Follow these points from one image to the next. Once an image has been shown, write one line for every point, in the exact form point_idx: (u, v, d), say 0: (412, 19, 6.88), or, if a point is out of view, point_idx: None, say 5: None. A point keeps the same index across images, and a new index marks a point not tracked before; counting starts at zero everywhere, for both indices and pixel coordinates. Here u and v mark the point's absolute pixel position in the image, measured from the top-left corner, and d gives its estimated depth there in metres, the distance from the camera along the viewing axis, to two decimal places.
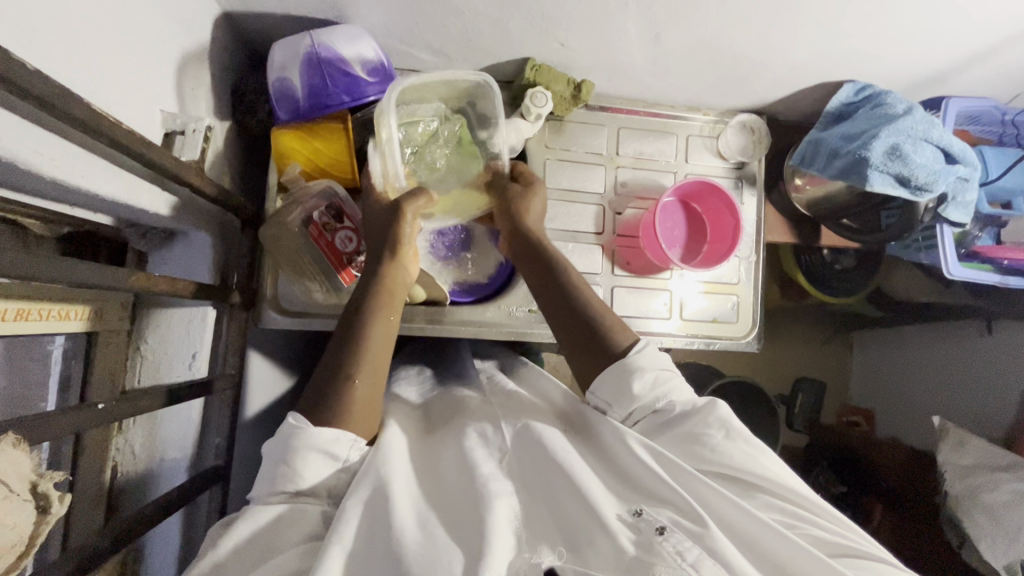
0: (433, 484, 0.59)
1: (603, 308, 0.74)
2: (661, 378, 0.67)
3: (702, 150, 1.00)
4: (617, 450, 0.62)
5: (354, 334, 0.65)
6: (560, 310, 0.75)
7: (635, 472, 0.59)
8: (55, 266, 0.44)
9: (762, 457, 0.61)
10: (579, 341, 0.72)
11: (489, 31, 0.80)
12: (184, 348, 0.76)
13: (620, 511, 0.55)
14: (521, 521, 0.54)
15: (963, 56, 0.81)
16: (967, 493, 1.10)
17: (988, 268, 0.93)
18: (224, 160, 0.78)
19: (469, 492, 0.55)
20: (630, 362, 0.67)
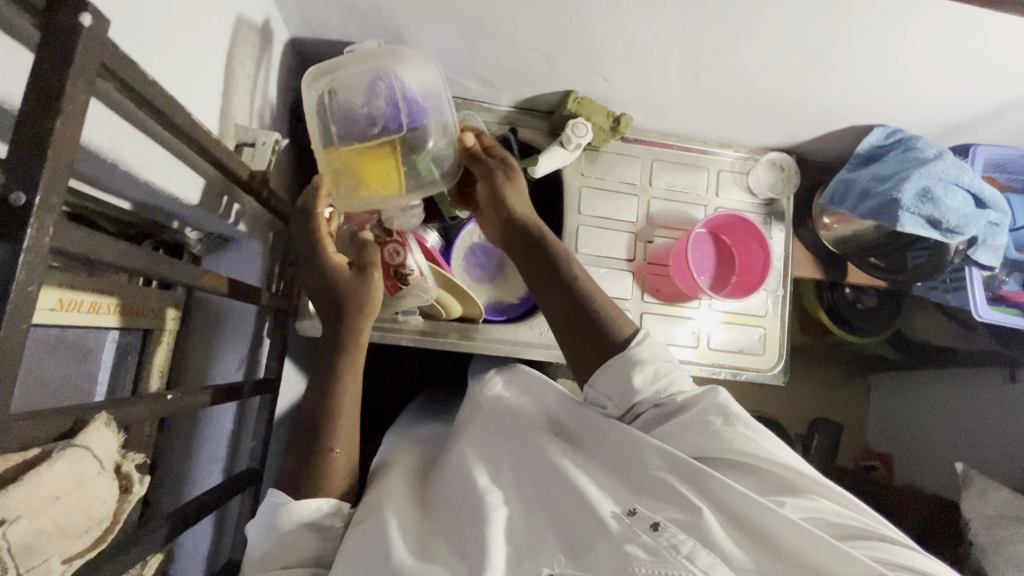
0: (431, 515, 0.61)
1: (599, 296, 0.70)
2: (661, 372, 0.64)
3: (732, 185, 1.03)
4: (620, 455, 0.61)
5: (343, 368, 0.69)
6: (556, 305, 0.70)
7: (631, 470, 0.59)
8: (169, 267, 0.49)
9: (761, 437, 0.58)
10: (576, 325, 0.69)
11: (537, 64, 0.84)
12: (235, 350, 0.79)
13: (617, 509, 0.55)
14: (521, 533, 0.56)
15: (993, 107, 0.84)
16: (991, 543, 1.09)
17: (1016, 312, 0.96)
18: (279, 173, 0.83)
19: (467, 506, 0.58)
20: (631, 353, 0.65)
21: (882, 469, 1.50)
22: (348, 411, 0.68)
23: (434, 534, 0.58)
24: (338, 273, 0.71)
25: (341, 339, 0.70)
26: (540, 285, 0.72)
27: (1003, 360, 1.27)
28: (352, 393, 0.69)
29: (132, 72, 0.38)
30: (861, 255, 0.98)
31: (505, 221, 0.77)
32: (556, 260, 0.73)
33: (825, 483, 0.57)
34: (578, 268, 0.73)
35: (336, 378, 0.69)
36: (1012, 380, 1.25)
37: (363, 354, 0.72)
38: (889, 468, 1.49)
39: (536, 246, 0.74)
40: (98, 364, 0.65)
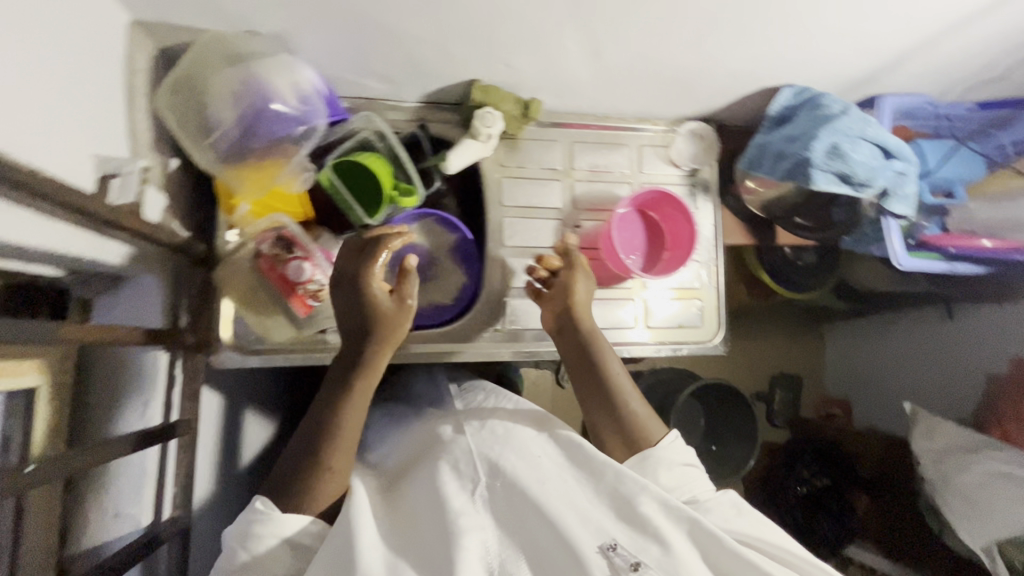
0: (411, 531, 0.60)
1: (638, 403, 0.75)
2: (686, 474, 0.69)
3: (654, 159, 1.01)
4: (606, 484, 0.62)
5: (354, 389, 0.69)
6: (596, 398, 0.76)
7: (616, 500, 0.61)
8: (10, 329, 0.44)
9: (772, 533, 0.63)
10: (608, 421, 0.74)
11: (432, 56, 0.80)
12: (138, 396, 0.73)
13: (597, 544, 0.56)
14: (495, 553, 0.57)
15: (892, 56, 0.84)
16: (940, 477, 1.18)
17: (937, 257, 1.00)
18: (170, 200, 0.77)
19: (442, 531, 0.57)
20: (663, 459, 0.69)
21: (842, 416, 1.54)
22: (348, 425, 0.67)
23: (415, 541, 0.59)
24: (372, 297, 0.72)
25: (356, 360, 0.71)
26: (586, 376, 0.78)
27: (943, 300, 1.36)
28: (354, 415, 0.68)
29: None
30: (788, 216, 0.98)
31: (563, 315, 0.82)
32: (607, 360, 0.78)
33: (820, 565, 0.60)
34: (623, 372, 0.78)
35: (339, 397, 0.69)
36: (951, 317, 1.35)
37: (377, 375, 0.72)
38: (848, 414, 1.54)
39: (585, 341, 0.80)
40: None
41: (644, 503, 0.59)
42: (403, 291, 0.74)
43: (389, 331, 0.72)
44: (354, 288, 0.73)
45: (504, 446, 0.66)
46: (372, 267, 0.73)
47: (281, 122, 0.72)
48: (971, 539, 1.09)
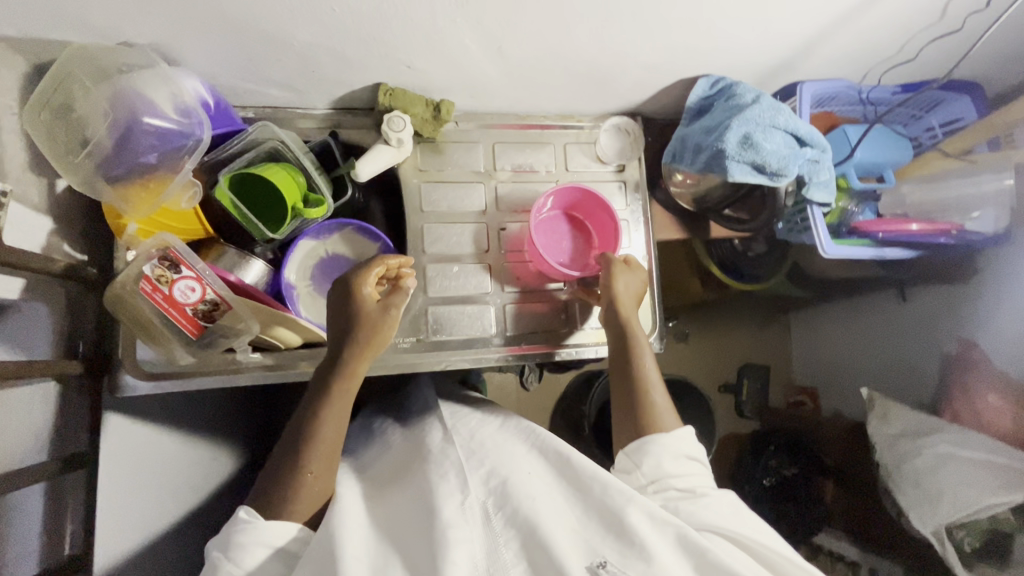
0: (400, 546, 0.57)
1: (655, 390, 0.75)
2: (684, 472, 0.68)
3: (580, 156, 0.99)
4: (596, 498, 0.60)
5: (333, 396, 0.68)
6: (622, 381, 0.77)
7: (607, 514, 0.58)
8: None
9: (765, 537, 0.62)
10: (625, 403, 0.75)
11: (328, 61, 0.77)
12: (31, 429, 0.67)
13: (586, 564, 0.54)
14: (483, 568, 0.53)
15: (802, 41, 0.82)
16: (894, 462, 1.16)
17: (864, 242, 0.97)
18: (59, 225, 0.73)
19: (428, 541, 0.54)
20: (666, 443, 0.69)
21: (810, 403, 1.51)
22: (329, 430, 0.66)
23: (399, 552, 0.56)
24: (364, 299, 0.73)
25: (341, 363, 0.70)
26: (618, 360, 0.79)
27: (896, 281, 1.35)
28: (335, 420, 0.67)
29: None
30: (717, 207, 0.96)
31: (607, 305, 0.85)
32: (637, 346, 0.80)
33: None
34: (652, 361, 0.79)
35: (324, 402, 0.67)
36: (905, 299, 1.33)
37: (356, 381, 0.70)
38: (816, 401, 1.50)
39: (619, 327, 0.82)
40: None
41: (639, 517, 0.57)
42: (392, 302, 0.74)
43: (368, 330, 0.71)
44: (346, 289, 0.75)
45: (494, 460, 0.64)
46: (358, 275, 0.75)
47: (169, 137, 0.70)
48: (921, 523, 1.08)
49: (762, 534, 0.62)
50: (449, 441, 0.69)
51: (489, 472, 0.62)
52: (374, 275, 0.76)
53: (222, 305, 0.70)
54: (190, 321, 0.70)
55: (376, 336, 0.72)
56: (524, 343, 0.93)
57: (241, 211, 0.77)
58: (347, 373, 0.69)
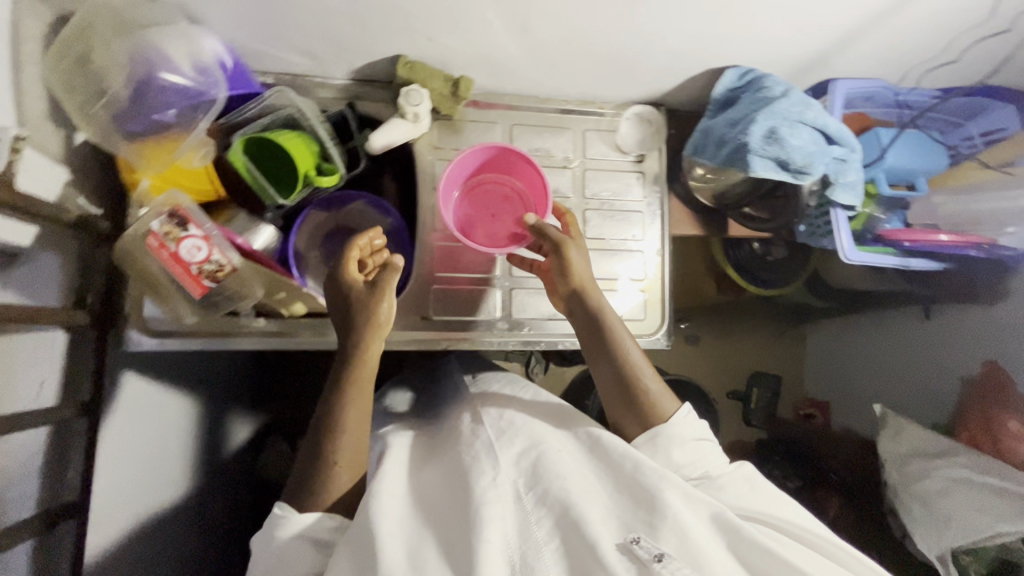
0: (438, 520, 0.58)
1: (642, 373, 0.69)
2: (699, 448, 0.66)
3: (598, 143, 0.97)
4: (627, 477, 0.59)
5: (345, 382, 0.66)
6: (604, 377, 0.71)
7: (637, 491, 0.58)
8: None
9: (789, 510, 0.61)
10: (615, 398, 0.70)
11: (348, 29, 0.76)
12: (34, 375, 0.67)
13: (619, 539, 0.53)
14: (517, 545, 0.53)
15: (839, 35, 0.79)
16: (904, 482, 1.12)
17: (889, 251, 0.93)
18: (75, 178, 0.74)
19: (464, 516, 0.55)
20: (667, 429, 0.66)
21: (819, 417, 1.48)
22: (353, 424, 0.64)
23: (430, 530, 0.56)
24: (352, 283, 0.71)
25: (349, 352, 0.68)
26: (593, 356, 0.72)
27: (919, 298, 1.29)
28: (358, 408, 0.65)
29: None
30: (736, 204, 0.94)
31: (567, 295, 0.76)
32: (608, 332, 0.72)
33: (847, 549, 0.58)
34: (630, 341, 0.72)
35: (344, 393, 0.66)
36: (928, 317, 1.27)
37: (374, 363, 0.68)
38: (825, 415, 1.47)
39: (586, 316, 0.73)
40: None
41: (670, 493, 0.56)
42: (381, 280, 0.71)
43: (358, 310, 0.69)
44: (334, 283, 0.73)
45: (526, 438, 0.64)
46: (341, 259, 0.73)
47: (187, 93, 0.70)
48: (926, 546, 1.03)
49: (786, 509, 0.62)
50: (478, 422, 0.69)
51: (520, 451, 0.63)
52: (355, 262, 0.74)
53: (225, 263, 0.68)
54: (196, 281, 0.68)
55: (372, 322, 0.69)
56: (528, 329, 0.92)
57: (253, 173, 0.77)
58: (360, 358, 0.68)
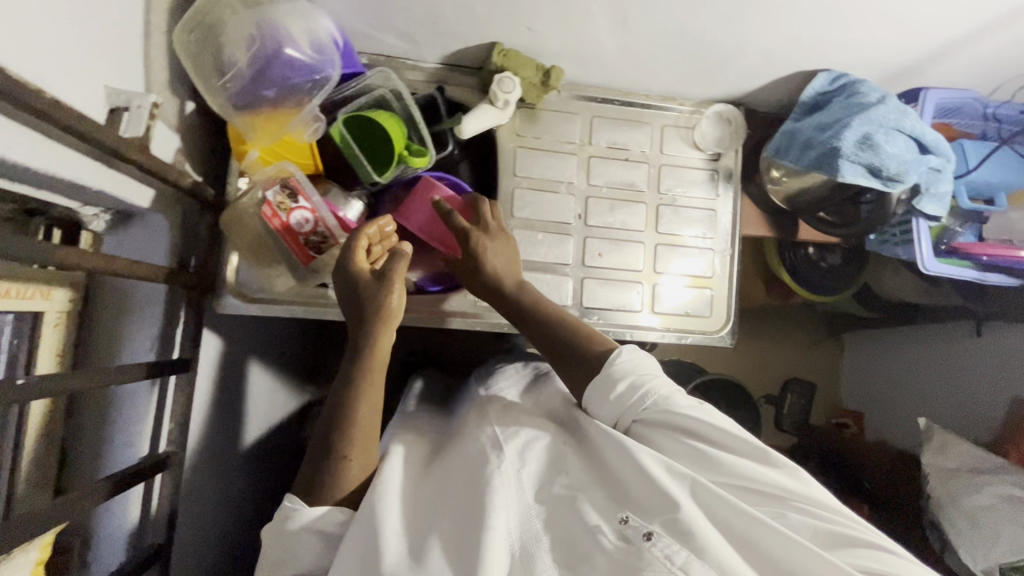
0: (433, 509, 0.56)
1: (574, 324, 0.74)
2: (647, 389, 0.64)
3: (676, 140, 0.98)
4: (613, 456, 0.58)
5: (362, 376, 0.64)
6: (549, 342, 0.74)
7: (621, 472, 0.57)
8: None
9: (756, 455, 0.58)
10: (567, 359, 0.71)
11: (454, 14, 0.79)
12: (145, 331, 0.76)
13: (608, 521, 0.52)
14: (516, 533, 0.52)
15: (938, 44, 0.79)
16: (948, 496, 1.10)
17: (967, 264, 0.93)
18: (185, 144, 0.77)
19: (468, 496, 0.55)
20: (607, 371, 0.66)
21: (854, 427, 1.48)
22: (364, 415, 0.62)
23: (430, 524, 0.54)
24: (357, 272, 0.69)
25: (359, 344, 0.66)
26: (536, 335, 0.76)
27: (970, 314, 1.26)
28: (369, 410, 0.63)
29: None
30: (811, 212, 0.93)
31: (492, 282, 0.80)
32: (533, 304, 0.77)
33: (806, 492, 0.55)
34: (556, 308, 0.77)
35: (357, 385, 0.64)
36: (978, 334, 1.25)
37: (383, 359, 0.67)
38: (859, 425, 1.48)
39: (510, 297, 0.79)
40: None
41: (651, 464, 0.55)
42: (389, 268, 0.70)
43: (364, 298, 0.68)
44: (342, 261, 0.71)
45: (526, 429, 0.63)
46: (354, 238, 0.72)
47: (299, 66, 0.71)
48: (972, 560, 1.02)
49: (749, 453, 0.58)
50: (485, 415, 0.68)
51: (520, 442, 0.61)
52: (365, 248, 0.72)
53: (330, 236, 0.73)
54: (303, 251, 0.73)
55: (384, 312, 0.67)
56: (598, 318, 0.94)
57: (353, 150, 0.80)
58: (372, 349, 0.66)
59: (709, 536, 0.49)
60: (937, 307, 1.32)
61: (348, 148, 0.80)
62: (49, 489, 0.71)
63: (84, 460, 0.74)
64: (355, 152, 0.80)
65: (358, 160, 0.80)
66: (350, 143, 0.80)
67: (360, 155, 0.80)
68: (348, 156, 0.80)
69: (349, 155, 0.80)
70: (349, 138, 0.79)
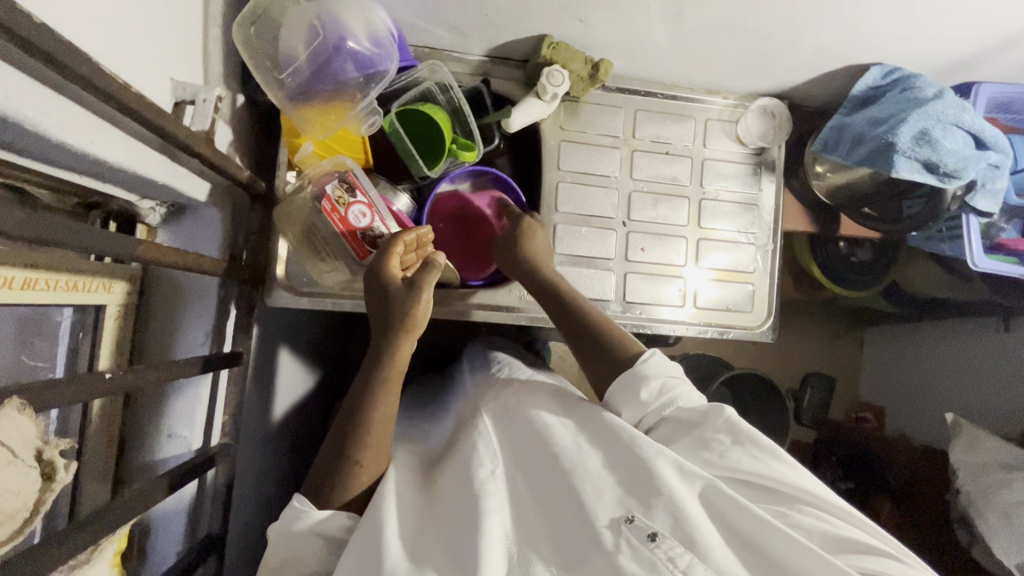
0: (433, 509, 0.55)
1: (607, 323, 0.74)
2: (668, 386, 0.64)
3: (720, 135, 0.97)
4: (616, 451, 0.56)
5: (376, 384, 0.62)
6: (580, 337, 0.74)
7: (628, 465, 0.55)
8: (73, 232, 0.44)
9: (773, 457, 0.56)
10: (595, 355, 0.72)
11: (508, 6, 0.78)
12: (200, 325, 0.75)
13: (611, 514, 0.50)
14: (514, 537, 0.51)
15: (996, 39, 0.78)
16: (979, 492, 1.08)
17: (1013, 260, 0.92)
18: (237, 137, 0.77)
19: (465, 494, 0.53)
20: (636, 368, 0.66)
21: (874, 421, 1.49)
22: (379, 424, 0.60)
23: (430, 522, 0.53)
24: (390, 278, 0.67)
25: (381, 351, 0.64)
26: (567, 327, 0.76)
27: (1000, 309, 1.22)
28: (384, 415, 0.61)
29: (26, 18, 0.35)
30: (855, 206, 0.93)
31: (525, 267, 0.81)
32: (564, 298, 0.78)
33: (814, 493, 0.54)
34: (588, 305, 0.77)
35: (375, 390, 0.62)
36: (1008, 329, 1.22)
37: (402, 365, 0.64)
38: (880, 420, 1.49)
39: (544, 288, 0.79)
40: (51, 344, 0.63)
41: (660, 464, 0.54)
42: (419, 278, 0.68)
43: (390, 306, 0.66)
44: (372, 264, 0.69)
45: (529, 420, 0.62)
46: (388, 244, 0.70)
47: (360, 60, 0.71)
48: (1004, 554, 1.01)
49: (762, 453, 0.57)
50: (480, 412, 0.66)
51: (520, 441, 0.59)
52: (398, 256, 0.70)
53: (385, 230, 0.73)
54: (360, 245, 0.73)
55: (409, 322, 0.65)
56: (641, 313, 0.94)
57: (406, 144, 0.79)
58: (390, 359, 0.64)
59: (711, 541, 0.48)
60: (964, 303, 1.30)
61: (400, 143, 0.79)
62: (108, 482, 0.72)
63: (138, 452, 0.75)
64: (407, 146, 0.79)
65: (410, 153, 0.80)
66: (403, 137, 0.79)
67: (412, 149, 0.80)
68: (401, 150, 0.80)
69: (402, 149, 0.80)
70: (402, 132, 0.79)
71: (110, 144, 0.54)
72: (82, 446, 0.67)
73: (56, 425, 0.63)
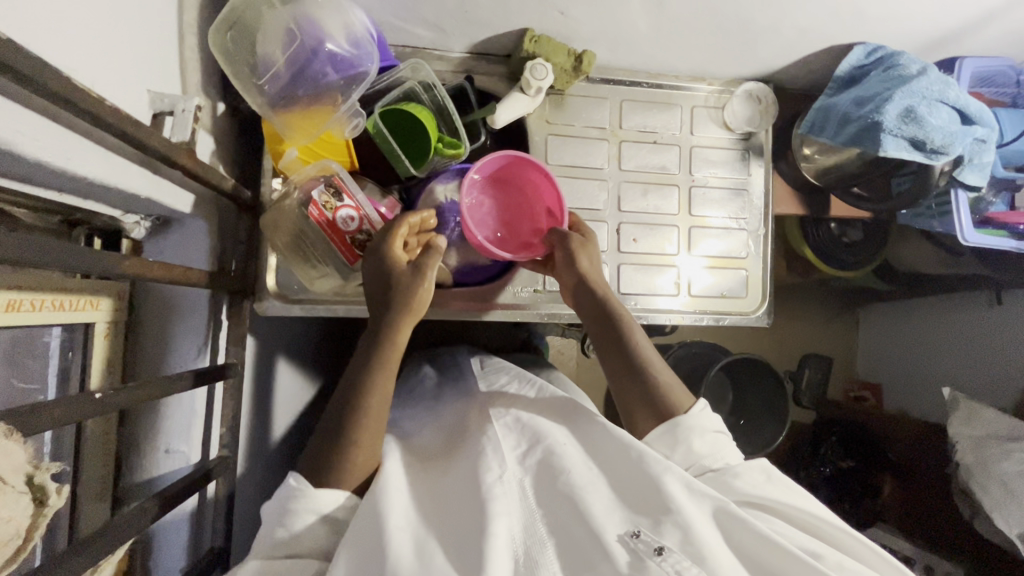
0: (436, 515, 0.55)
1: (653, 362, 0.70)
2: (718, 442, 0.64)
3: (707, 121, 0.97)
4: (625, 469, 0.57)
5: (370, 389, 0.61)
6: (616, 364, 0.70)
7: (638, 482, 0.55)
8: (57, 251, 0.43)
9: (802, 501, 0.58)
10: (631, 389, 0.68)
11: (487, 2, 0.77)
12: (191, 338, 0.74)
13: (619, 531, 0.51)
14: (520, 540, 0.51)
15: (976, 14, 0.78)
16: (978, 463, 1.09)
17: (1003, 233, 0.92)
18: (219, 147, 0.76)
19: (471, 505, 0.53)
20: (682, 420, 0.64)
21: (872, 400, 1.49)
22: (368, 431, 0.60)
23: (433, 528, 0.53)
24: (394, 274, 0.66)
25: (377, 356, 0.63)
26: (604, 347, 0.72)
27: (990, 282, 1.25)
28: (376, 417, 0.61)
29: None
30: (845, 184, 0.93)
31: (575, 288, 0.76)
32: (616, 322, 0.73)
33: (839, 530, 0.55)
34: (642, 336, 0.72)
35: (367, 395, 0.61)
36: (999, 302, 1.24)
37: (394, 368, 0.64)
38: (878, 397, 1.49)
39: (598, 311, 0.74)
40: (41, 365, 0.62)
41: (673, 481, 0.54)
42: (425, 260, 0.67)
43: (383, 309, 0.64)
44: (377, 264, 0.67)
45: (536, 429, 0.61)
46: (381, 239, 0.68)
47: (339, 62, 0.70)
48: (1005, 524, 1.02)
49: (789, 494, 0.58)
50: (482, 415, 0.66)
51: (526, 451, 0.59)
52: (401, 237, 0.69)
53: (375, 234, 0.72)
54: (349, 249, 0.72)
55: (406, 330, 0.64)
56: (636, 304, 0.94)
57: (393, 148, 0.78)
58: (384, 367, 0.63)
59: (721, 559, 0.49)
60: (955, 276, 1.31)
61: (387, 146, 0.78)
62: (107, 500, 0.71)
63: (135, 469, 0.74)
64: (393, 149, 0.79)
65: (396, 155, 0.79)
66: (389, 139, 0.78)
67: (399, 150, 0.79)
68: (387, 152, 0.79)
69: (388, 151, 0.79)
70: (387, 135, 0.78)
71: (90, 160, 0.53)
72: (77, 468, 0.67)
73: (48, 447, 0.63)
